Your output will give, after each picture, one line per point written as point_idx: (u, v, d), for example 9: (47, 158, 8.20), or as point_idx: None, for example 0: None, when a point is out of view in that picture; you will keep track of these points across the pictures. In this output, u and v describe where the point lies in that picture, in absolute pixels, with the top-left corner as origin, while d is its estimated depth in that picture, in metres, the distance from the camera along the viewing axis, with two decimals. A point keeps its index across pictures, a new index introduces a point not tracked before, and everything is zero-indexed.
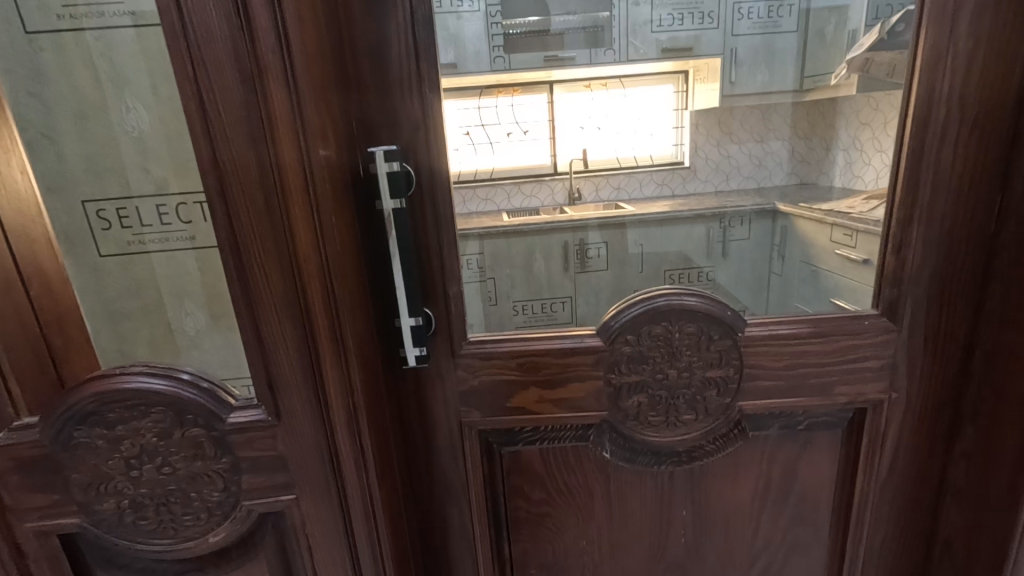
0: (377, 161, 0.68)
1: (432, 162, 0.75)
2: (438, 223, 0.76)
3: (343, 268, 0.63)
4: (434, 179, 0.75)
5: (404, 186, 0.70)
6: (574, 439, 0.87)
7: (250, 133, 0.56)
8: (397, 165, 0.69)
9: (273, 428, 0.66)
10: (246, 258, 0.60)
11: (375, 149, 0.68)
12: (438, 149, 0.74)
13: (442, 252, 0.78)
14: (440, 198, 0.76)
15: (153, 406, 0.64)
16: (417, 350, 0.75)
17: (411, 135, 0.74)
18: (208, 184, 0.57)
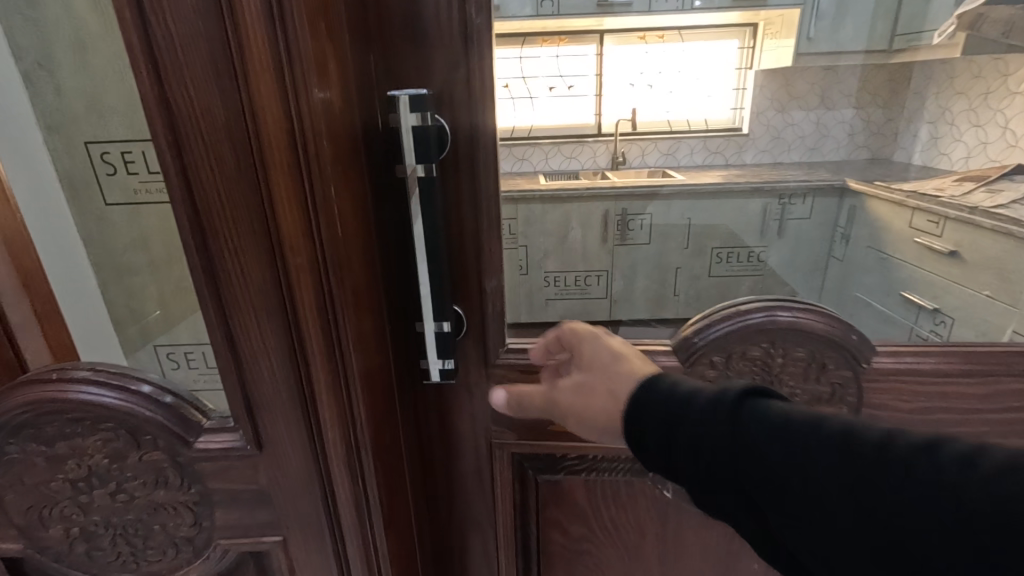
0: (400, 110, 0.50)
1: (475, 116, 0.55)
2: (477, 198, 0.58)
3: (351, 262, 0.45)
4: (475, 141, 0.56)
5: (435, 147, 0.52)
6: (629, 473, 0.71)
7: (217, 61, 0.38)
8: (427, 119, 0.50)
9: (254, 458, 0.51)
10: (216, 240, 0.43)
11: (397, 93, 0.49)
12: (484, 99, 0.55)
13: (482, 237, 0.60)
14: (483, 167, 0.57)
15: (103, 422, 0.49)
16: (443, 363, 0.59)
17: (447, 79, 0.55)
18: (156, 134, 0.40)
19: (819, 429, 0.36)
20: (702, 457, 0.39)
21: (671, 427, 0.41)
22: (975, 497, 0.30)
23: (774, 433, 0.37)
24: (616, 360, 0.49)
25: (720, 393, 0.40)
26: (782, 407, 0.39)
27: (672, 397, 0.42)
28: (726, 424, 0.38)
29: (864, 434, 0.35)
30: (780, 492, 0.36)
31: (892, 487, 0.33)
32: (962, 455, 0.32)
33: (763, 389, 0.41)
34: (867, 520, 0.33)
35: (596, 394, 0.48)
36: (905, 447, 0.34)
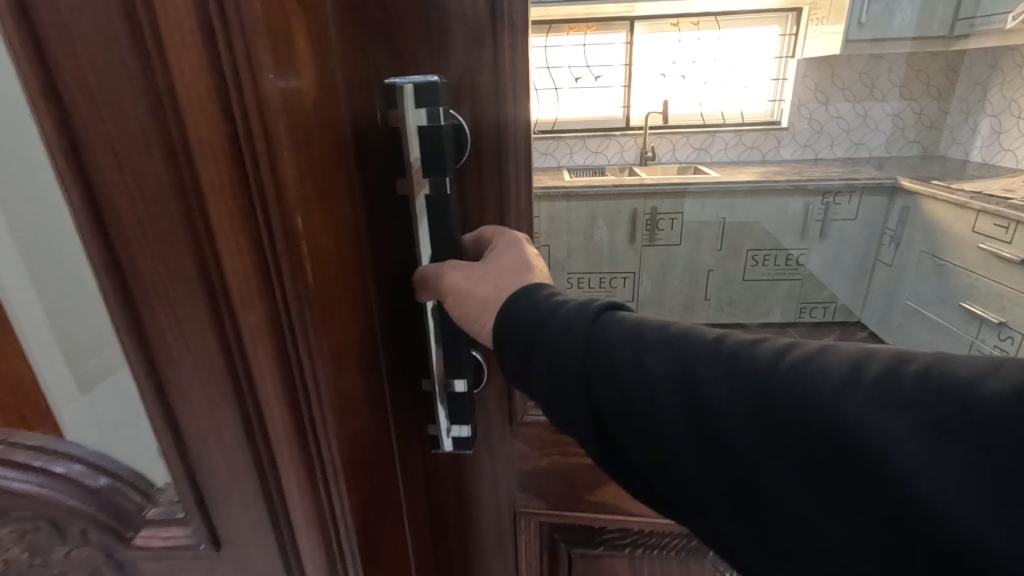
0: (406, 103, 0.36)
1: (505, 111, 0.43)
2: (501, 215, 0.47)
3: (335, 315, 0.33)
4: (502, 143, 0.44)
5: (450, 155, 0.39)
6: (683, 549, 0.57)
7: (125, 35, 0.25)
8: (440, 117, 0.37)
9: (210, 560, 0.40)
10: (143, 291, 0.31)
11: (397, 81, 0.36)
12: (515, 90, 0.42)
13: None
14: (511, 175, 0.45)
15: (18, 512, 0.40)
16: (459, 430, 0.46)
17: (469, 64, 0.42)
18: (48, 140, 0.27)
19: (663, 336, 0.38)
20: (559, 367, 0.39)
21: (529, 336, 0.40)
22: (784, 384, 0.33)
23: (629, 345, 0.38)
24: (519, 264, 0.43)
25: (582, 305, 0.41)
26: (634, 320, 0.40)
27: (535, 302, 0.41)
28: (585, 332, 0.39)
29: (703, 341, 0.37)
30: (627, 399, 0.37)
31: (730, 392, 0.34)
32: (774, 350, 0.35)
33: (618, 304, 0.42)
34: (699, 419, 0.35)
35: (481, 284, 0.42)
36: (734, 346, 0.37)
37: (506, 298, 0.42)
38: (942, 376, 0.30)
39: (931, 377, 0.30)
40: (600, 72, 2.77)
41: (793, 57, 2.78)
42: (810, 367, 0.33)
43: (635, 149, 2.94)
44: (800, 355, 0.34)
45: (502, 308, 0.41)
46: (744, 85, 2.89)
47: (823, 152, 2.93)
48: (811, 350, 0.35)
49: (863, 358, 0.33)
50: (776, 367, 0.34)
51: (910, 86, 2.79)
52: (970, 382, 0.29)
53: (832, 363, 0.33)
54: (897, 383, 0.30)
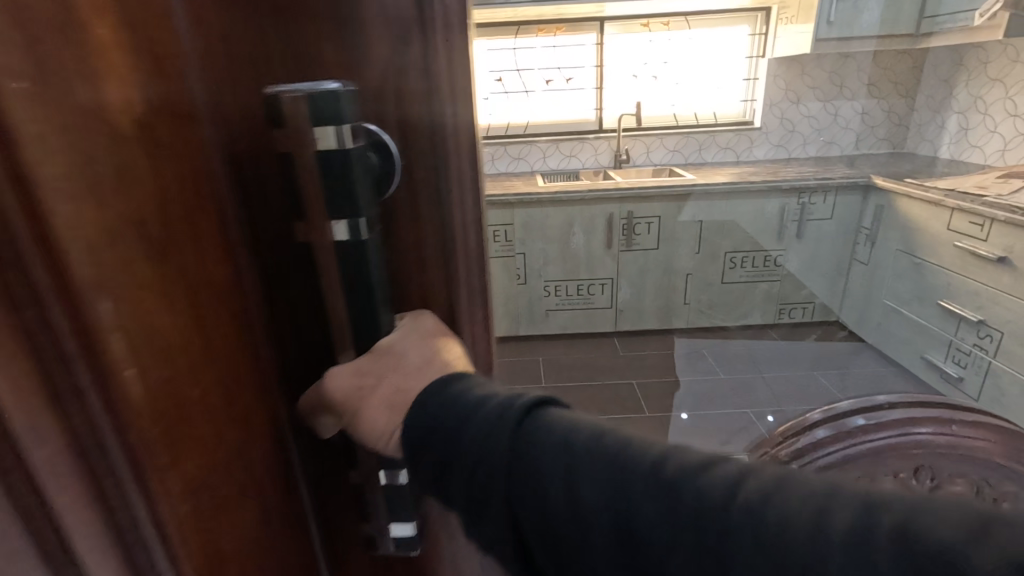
0: (300, 110, 0.31)
1: (447, 115, 0.37)
2: (445, 251, 0.41)
3: (189, 412, 0.28)
4: (445, 153, 0.38)
5: (354, 185, 0.34)
6: None
7: None
8: (350, 133, 0.32)
9: None
10: None
11: (282, 90, 0.31)
12: (456, 90, 0.36)
13: (455, 304, 0.42)
14: (460, 192, 0.39)
15: None
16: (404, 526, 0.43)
17: (388, 68, 0.36)
18: None
19: (598, 449, 0.34)
20: (479, 482, 0.35)
21: (447, 443, 0.36)
22: (741, 532, 0.29)
23: (556, 458, 0.34)
24: (423, 362, 0.39)
25: (506, 400, 0.36)
26: (566, 422, 0.36)
27: (455, 402, 0.37)
28: (507, 440, 0.34)
29: (645, 460, 0.33)
30: (552, 525, 0.34)
31: (667, 531, 0.30)
32: (729, 479, 0.31)
33: (547, 399, 0.38)
34: (634, 552, 0.32)
35: (377, 388, 0.39)
36: (680, 472, 0.32)
37: (412, 399, 0.38)
38: (932, 544, 0.25)
39: (917, 544, 0.25)
40: (571, 74, 2.79)
41: (763, 56, 2.77)
42: (774, 515, 0.29)
43: (609, 151, 2.92)
44: (759, 489, 0.30)
45: (418, 402, 0.38)
46: (716, 86, 2.85)
47: (796, 151, 2.92)
48: (777, 480, 0.30)
49: (831, 507, 0.28)
50: (731, 514, 0.29)
51: (878, 85, 2.78)
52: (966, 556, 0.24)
53: (796, 510, 0.28)
54: (878, 549, 0.26)
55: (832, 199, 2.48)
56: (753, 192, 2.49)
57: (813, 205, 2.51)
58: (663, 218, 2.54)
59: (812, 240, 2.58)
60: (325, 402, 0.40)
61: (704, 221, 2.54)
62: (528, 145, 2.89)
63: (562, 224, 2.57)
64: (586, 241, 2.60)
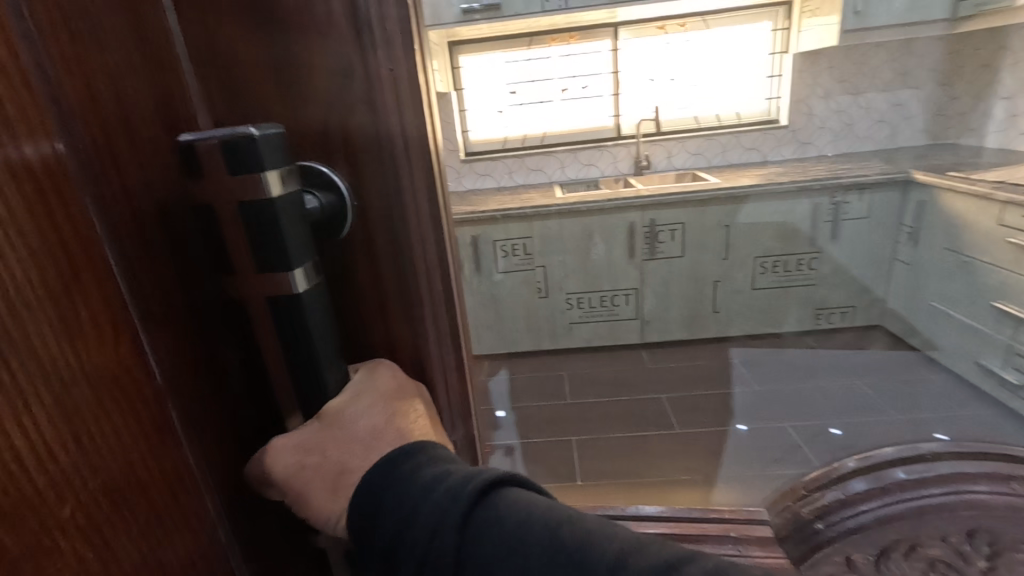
0: (225, 168, 0.32)
1: (389, 128, 0.38)
2: (402, 274, 0.42)
3: (113, 518, 0.27)
4: (392, 166, 0.39)
5: (284, 238, 0.34)
6: None
7: None
8: (276, 176, 0.33)
9: None
10: None
11: (197, 139, 0.32)
12: (399, 106, 0.38)
13: (418, 321, 0.44)
14: (410, 211, 0.40)
15: None
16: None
17: (330, 102, 0.37)
18: None
19: (555, 539, 0.34)
20: (425, 570, 0.35)
21: (397, 528, 0.36)
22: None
23: (505, 549, 0.34)
24: (372, 434, 0.40)
25: (462, 480, 0.36)
26: (524, 503, 0.36)
27: (409, 483, 0.37)
28: (458, 527, 0.35)
29: (604, 557, 0.33)
30: None
31: None
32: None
33: (504, 479, 0.38)
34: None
35: (319, 473, 0.38)
36: (641, 574, 0.32)
37: (357, 480, 0.38)
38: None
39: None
40: (587, 82, 2.73)
41: (788, 52, 2.66)
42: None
43: (628, 158, 2.87)
44: None
45: (362, 485, 0.38)
46: (738, 84, 2.76)
47: (827, 148, 2.79)
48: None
49: None
50: None
51: (914, 75, 2.63)
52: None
53: None
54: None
55: (867, 197, 2.34)
56: (781, 194, 2.38)
57: (847, 204, 2.37)
58: (687, 225, 2.45)
59: (848, 241, 2.44)
60: (267, 482, 0.38)
61: (730, 226, 2.44)
62: (546, 156, 2.85)
63: (582, 234, 2.49)
64: (608, 251, 2.52)
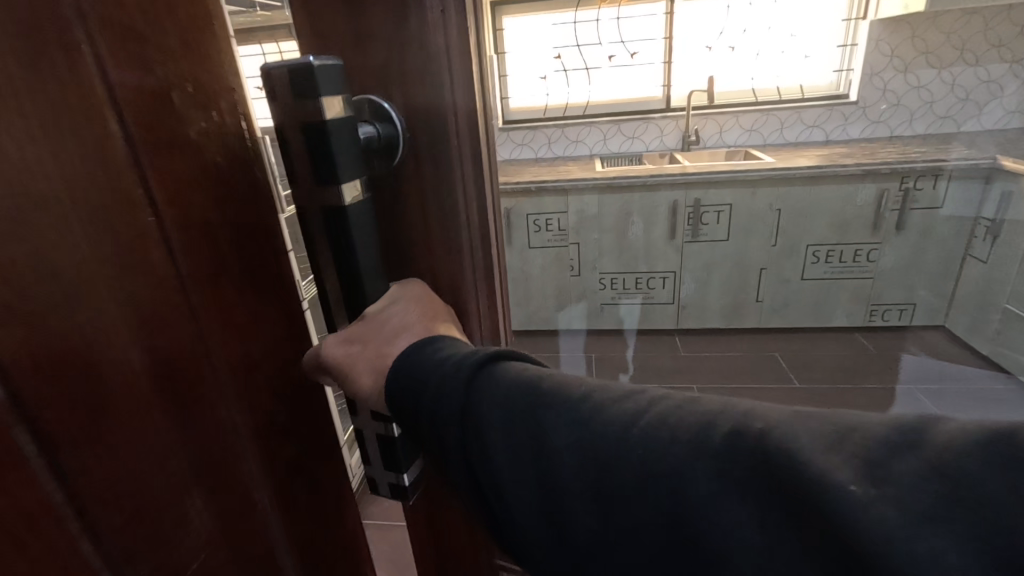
0: (290, 95, 0.39)
1: (446, 95, 0.44)
2: (446, 214, 0.49)
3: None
4: (444, 129, 0.45)
5: (336, 161, 0.41)
6: None
7: None
8: (333, 105, 0.40)
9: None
10: None
11: (275, 67, 0.40)
12: (451, 71, 0.44)
13: (457, 253, 0.51)
14: (456, 163, 0.47)
15: None
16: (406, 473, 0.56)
17: (390, 64, 0.44)
18: None
19: (536, 393, 0.40)
20: (437, 424, 0.40)
21: (414, 394, 0.42)
22: (632, 451, 0.35)
23: (497, 401, 0.40)
24: (401, 325, 0.47)
25: (467, 357, 0.42)
26: (515, 371, 0.41)
27: (427, 356, 0.43)
28: (462, 392, 0.40)
29: (582, 408, 0.38)
30: (487, 463, 0.39)
31: (583, 458, 0.37)
32: (637, 412, 0.37)
33: (502, 354, 0.43)
34: (548, 479, 0.38)
35: (359, 360, 0.46)
36: (598, 408, 0.38)
37: (388, 367, 0.44)
38: (777, 441, 0.31)
39: (770, 444, 0.31)
40: (636, 48, 2.50)
41: (865, 19, 2.38)
42: (662, 434, 0.35)
43: (676, 132, 2.73)
44: (658, 418, 0.36)
45: (391, 371, 0.43)
46: (804, 54, 2.53)
47: (899, 129, 2.56)
48: (674, 405, 0.37)
49: (712, 421, 0.34)
50: (630, 437, 0.36)
51: (1011, 46, 2.29)
52: (797, 444, 0.31)
53: (681, 429, 0.35)
54: (737, 447, 0.32)
55: (944, 184, 2.12)
56: (845, 176, 2.17)
57: (919, 191, 2.16)
58: (734, 207, 2.29)
59: (916, 231, 2.26)
60: (322, 366, 0.48)
61: (782, 209, 2.27)
62: (587, 126, 2.73)
63: (620, 212, 2.38)
64: (646, 231, 2.41)
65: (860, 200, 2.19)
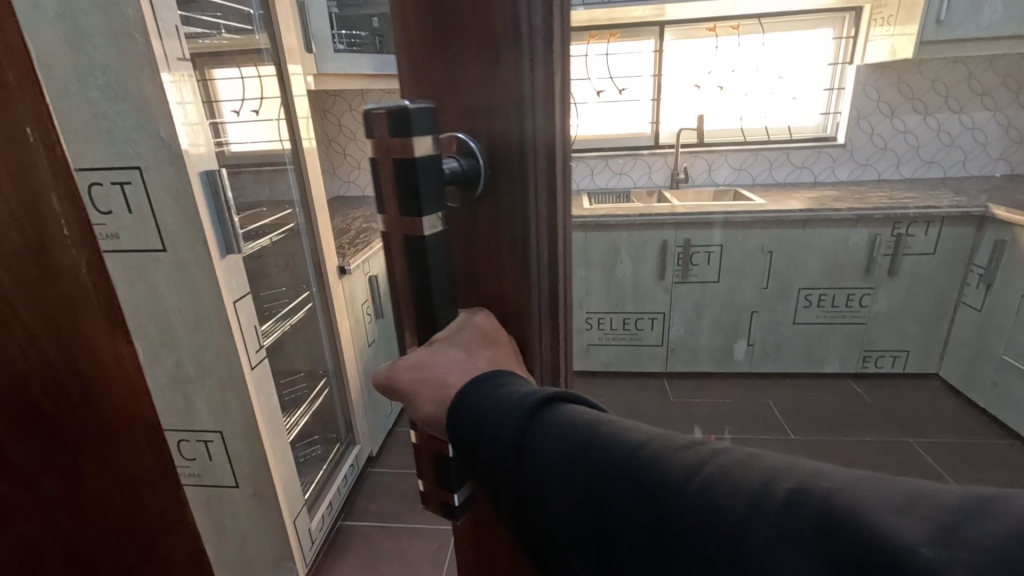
0: (390, 126, 0.39)
1: (523, 129, 0.41)
2: (523, 257, 0.44)
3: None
4: (522, 164, 0.42)
5: (429, 191, 0.40)
6: None
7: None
8: (424, 141, 0.39)
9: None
10: None
11: (374, 108, 0.39)
12: (537, 107, 0.41)
13: (526, 302, 0.46)
14: (531, 201, 0.43)
15: None
16: (455, 494, 0.48)
17: (486, 104, 0.41)
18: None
19: (593, 436, 0.37)
20: (494, 464, 0.39)
21: (472, 431, 0.40)
22: (686, 502, 0.32)
23: (554, 447, 0.37)
24: (465, 362, 0.43)
25: (524, 397, 0.40)
26: (575, 414, 0.39)
27: (484, 394, 0.41)
28: (519, 433, 0.38)
29: (642, 453, 0.35)
30: (547, 500, 0.37)
31: (635, 507, 0.33)
32: (695, 460, 0.34)
33: (562, 396, 0.40)
34: (603, 523, 0.35)
35: (425, 383, 0.43)
36: (654, 453, 0.35)
37: (453, 397, 0.42)
38: (844, 504, 0.28)
39: (834, 503, 0.28)
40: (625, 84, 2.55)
41: (852, 63, 2.41)
42: (719, 489, 0.31)
43: (665, 169, 2.64)
44: (720, 468, 0.33)
45: (457, 399, 0.41)
46: (792, 95, 2.50)
47: (887, 172, 2.52)
48: (733, 459, 0.33)
49: (776, 476, 0.31)
50: (684, 485, 0.32)
51: (994, 95, 2.34)
52: (864, 503, 0.27)
53: (737, 491, 0.31)
54: (803, 516, 0.28)
55: (935, 232, 2.09)
56: (836, 221, 2.12)
57: (911, 237, 2.11)
58: (725, 248, 2.22)
59: (908, 278, 2.19)
60: (388, 389, 0.46)
61: (774, 252, 2.20)
62: None
63: (607, 251, 2.29)
64: (635, 269, 2.32)
65: (851, 243, 2.14)
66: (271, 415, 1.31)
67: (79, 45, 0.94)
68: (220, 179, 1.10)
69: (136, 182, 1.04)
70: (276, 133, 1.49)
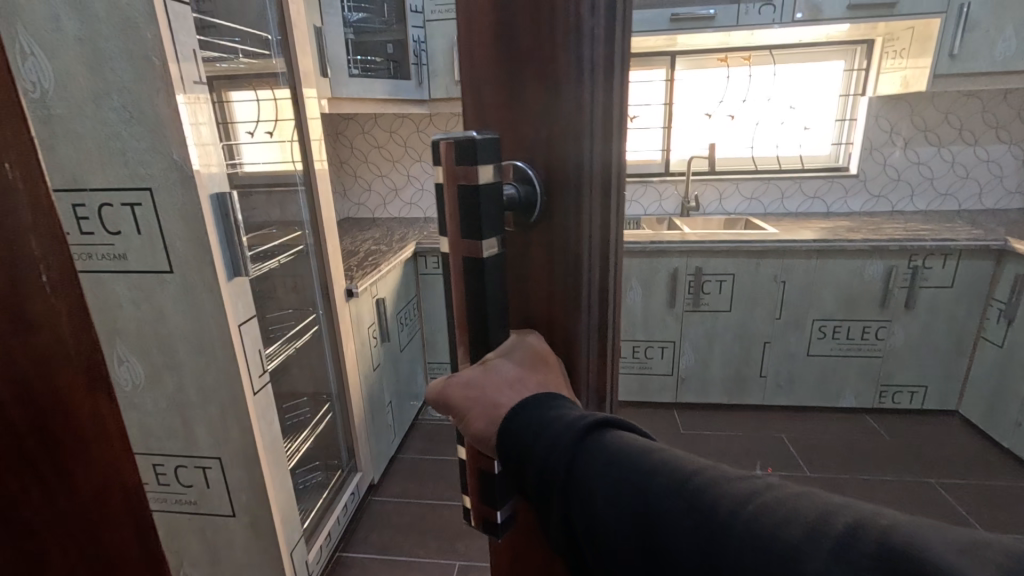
0: (454, 150, 0.38)
1: (582, 155, 0.39)
2: (576, 285, 0.42)
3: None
4: (575, 191, 0.40)
5: (490, 218, 0.39)
6: None
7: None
8: (489, 171, 0.38)
9: None
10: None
11: (441, 137, 0.39)
12: (598, 133, 0.38)
13: (575, 333, 0.43)
14: (586, 227, 0.41)
15: None
16: (501, 511, 0.44)
17: (547, 131, 0.39)
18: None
19: (645, 462, 0.36)
20: (541, 484, 0.37)
21: (519, 448, 0.39)
22: (738, 529, 0.30)
23: (604, 469, 0.36)
24: (515, 385, 0.41)
25: (575, 418, 0.38)
26: (625, 440, 0.38)
27: (532, 413, 0.39)
28: (569, 452, 0.37)
29: (698, 480, 0.34)
30: (596, 524, 0.35)
31: (687, 533, 0.32)
32: (751, 492, 0.32)
33: (614, 421, 0.39)
34: (655, 551, 0.33)
35: (477, 403, 0.41)
36: (709, 481, 0.33)
37: (504, 414, 0.40)
38: (906, 545, 0.26)
39: (894, 540, 0.27)
40: (636, 112, 2.58)
41: (863, 95, 2.41)
42: (774, 518, 0.30)
43: (675, 197, 2.61)
44: (774, 500, 0.31)
45: (508, 417, 0.40)
46: (803, 126, 2.53)
47: (901, 204, 2.49)
48: (788, 495, 0.32)
49: (832, 511, 0.30)
50: (736, 514, 0.31)
51: (1008, 128, 2.32)
52: (927, 548, 0.26)
53: (794, 526, 0.29)
54: (859, 551, 0.27)
55: (952, 265, 2.05)
56: (850, 253, 2.09)
57: (928, 269, 2.07)
58: (737, 278, 2.19)
59: (925, 311, 2.13)
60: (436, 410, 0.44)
61: (787, 283, 2.17)
62: None
63: None
64: (645, 298, 2.28)
65: (867, 274, 2.10)
66: (273, 442, 1.27)
67: (95, 68, 0.95)
68: (231, 201, 1.09)
69: (146, 204, 1.03)
70: (288, 155, 1.50)
